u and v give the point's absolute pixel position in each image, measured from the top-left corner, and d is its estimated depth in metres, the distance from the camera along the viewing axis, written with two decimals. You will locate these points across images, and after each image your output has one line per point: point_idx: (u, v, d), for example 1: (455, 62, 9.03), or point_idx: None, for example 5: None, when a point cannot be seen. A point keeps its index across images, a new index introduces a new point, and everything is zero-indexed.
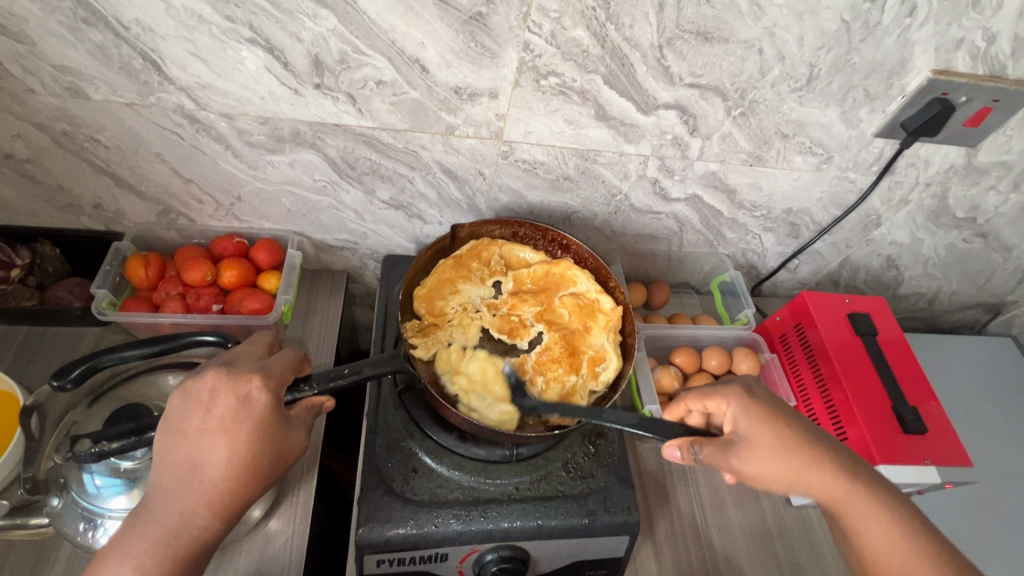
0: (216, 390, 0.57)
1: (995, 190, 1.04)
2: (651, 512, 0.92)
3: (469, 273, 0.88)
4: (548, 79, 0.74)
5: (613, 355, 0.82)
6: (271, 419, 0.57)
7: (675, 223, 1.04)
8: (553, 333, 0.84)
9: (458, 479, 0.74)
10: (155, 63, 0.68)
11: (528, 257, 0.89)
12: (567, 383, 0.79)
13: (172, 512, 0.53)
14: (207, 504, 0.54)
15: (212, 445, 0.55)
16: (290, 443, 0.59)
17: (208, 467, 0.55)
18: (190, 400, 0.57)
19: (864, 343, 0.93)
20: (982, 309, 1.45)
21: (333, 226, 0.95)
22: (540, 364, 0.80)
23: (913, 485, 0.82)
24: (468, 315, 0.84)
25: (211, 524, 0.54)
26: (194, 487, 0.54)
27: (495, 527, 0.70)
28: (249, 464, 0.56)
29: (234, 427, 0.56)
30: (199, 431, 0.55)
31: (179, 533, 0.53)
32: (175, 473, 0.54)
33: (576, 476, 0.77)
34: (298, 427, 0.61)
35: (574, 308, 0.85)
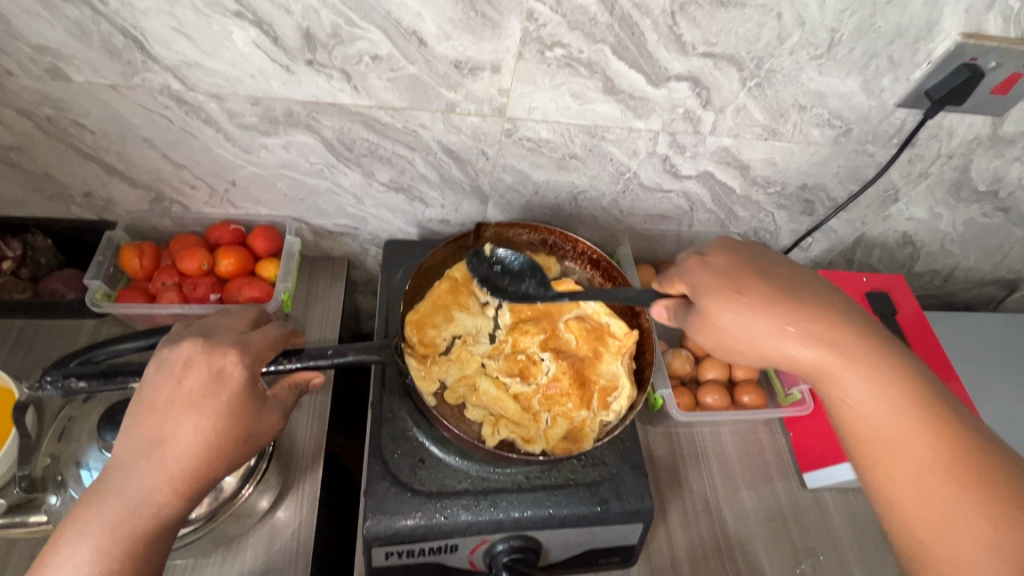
0: (187, 358, 0.55)
1: (1019, 161, 1.00)
2: (664, 498, 0.90)
3: (466, 301, 0.80)
4: (553, 51, 0.70)
5: (626, 382, 0.74)
6: (245, 396, 0.55)
7: (686, 202, 1.01)
8: (559, 362, 0.76)
9: (466, 469, 0.72)
10: (137, 41, 0.64)
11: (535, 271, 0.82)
12: (577, 418, 0.72)
13: (131, 487, 0.50)
14: (169, 481, 0.51)
15: (179, 419, 0.52)
16: (262, 424, 0.57)
17: (173, 442, 0.52)
18: (163, 370, 0.54)
19: (883, 323, 0.90)
20: (999, 286, 1.42)
21: (332, 211, 0.92)
22: (548, 399, 0.73)
23: None
24: (467, 348, 0.77)
25: (172, 501, 0.51)
26: (157, 463, 0.51)
27: (502, 515, 0.69)
28: (216, 441, 0.53)
29: (203, 402, 0.53)
30: (168, 404, 0.53)
31: (137, 508, 0.50)
32: (138, 447, 0.51)
33: (587, 463, 0.75)
34: (272, 410, 0.58)
35: (581, 334, 0.78)
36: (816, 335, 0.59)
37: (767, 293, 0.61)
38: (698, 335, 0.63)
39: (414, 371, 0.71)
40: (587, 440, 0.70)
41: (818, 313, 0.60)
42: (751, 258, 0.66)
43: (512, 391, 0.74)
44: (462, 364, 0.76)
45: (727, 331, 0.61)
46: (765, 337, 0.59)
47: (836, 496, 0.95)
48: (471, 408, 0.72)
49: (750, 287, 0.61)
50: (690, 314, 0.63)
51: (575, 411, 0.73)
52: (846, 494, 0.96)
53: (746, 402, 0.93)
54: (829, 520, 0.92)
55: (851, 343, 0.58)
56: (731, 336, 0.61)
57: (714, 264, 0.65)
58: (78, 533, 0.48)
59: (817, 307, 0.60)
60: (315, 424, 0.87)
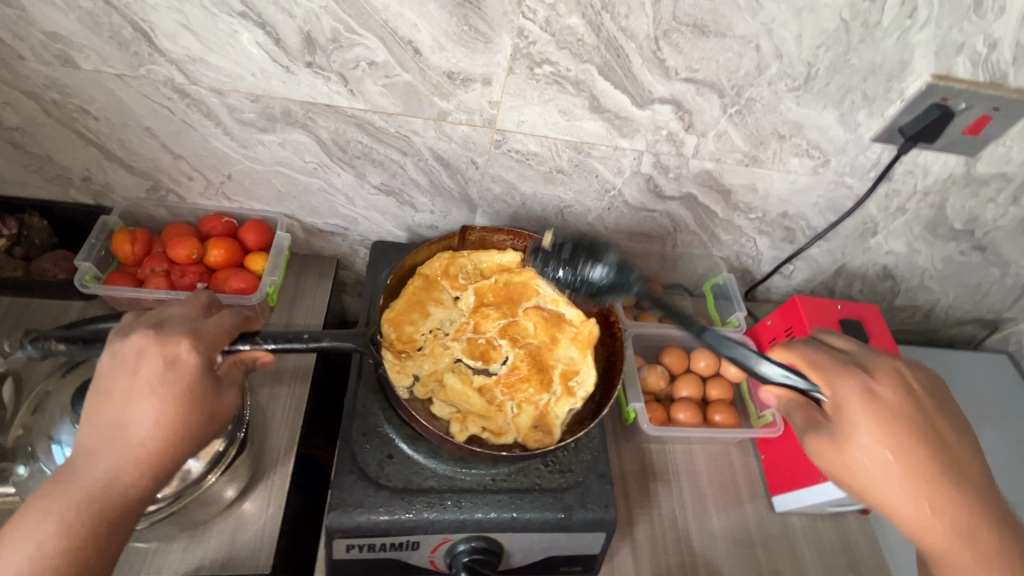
0: (140, 349, 0.55)
1: (994, 202, 1.03)
2: (632, 513, 0.91)
3: (438, 295, 0.80)
4: (542, 68, 0.74)
5: (586, 368, 0.75)
6: (201, 382, 0.56)
7: (669, 222, 1.03)
8: (518, 350, 0.77)
9: (434, 467, 0.73)
10: (145, 34, 0.68)
11: (500, 262, 0.83)
12: (540, 404, 0.73)
13: (95, 470, 0.51)
14: (133, 462, 0.52)
15: (138, 405, 0.53)
16: (222, 404, 0.58)
17: (133, 427, 0.53)
18: (117, 360, 0.55)
19: None
20: (980, 325, 1.44)
21: (324, 211, 0.95)
22: (510, 386, 0.73)
23: None
24: (439, 342, 0.77)
25: (137, 480, 0.52)
26: (119, 447, 0.52)
27: (466, 515, 0.69)
28: (177, 423, 0.54)
29: (160, 389, 0.54)
30: (125, 393, 0.54)
31: (101, 489, 0.51)
32: (99, 434, 0.53)
33: (554, 470, 0.76)
34: (231, 389, 0.59)
35: (540, 320, 0.79)
36: (906, 469, 0.58)
37: (895, 422, 0.60)
38: (817, 457, 0.63)
39: (386, 366, 0.71)
40: (554, 429, 0.71)
41: (927, 452, 0.59)
42: (919, 398, 0.64)
43: (477, 383, 0.74)
44: (435, 358, 0.75)
45: (859, 474, 0.60)
46: (871, 473, 0.59)
47: (803, 521, 0.96)
48: (438, 401, 0.71)
49: (924, 462, 0.59)
50: (827, 432, 0.62)
51: (537, 396, 0.74)
52: (814, 519, 0.96)
53: (718, 422, 0.94)
54: (796, 546, 0.93)
55: (938, 490, 0.58)
56: (850, 468, 0.61)
57: (878, 400, 0.62)
58: (41, 513, 0.49)
59: (927, 443, 0.60)
60: (291, 418, 0.88)
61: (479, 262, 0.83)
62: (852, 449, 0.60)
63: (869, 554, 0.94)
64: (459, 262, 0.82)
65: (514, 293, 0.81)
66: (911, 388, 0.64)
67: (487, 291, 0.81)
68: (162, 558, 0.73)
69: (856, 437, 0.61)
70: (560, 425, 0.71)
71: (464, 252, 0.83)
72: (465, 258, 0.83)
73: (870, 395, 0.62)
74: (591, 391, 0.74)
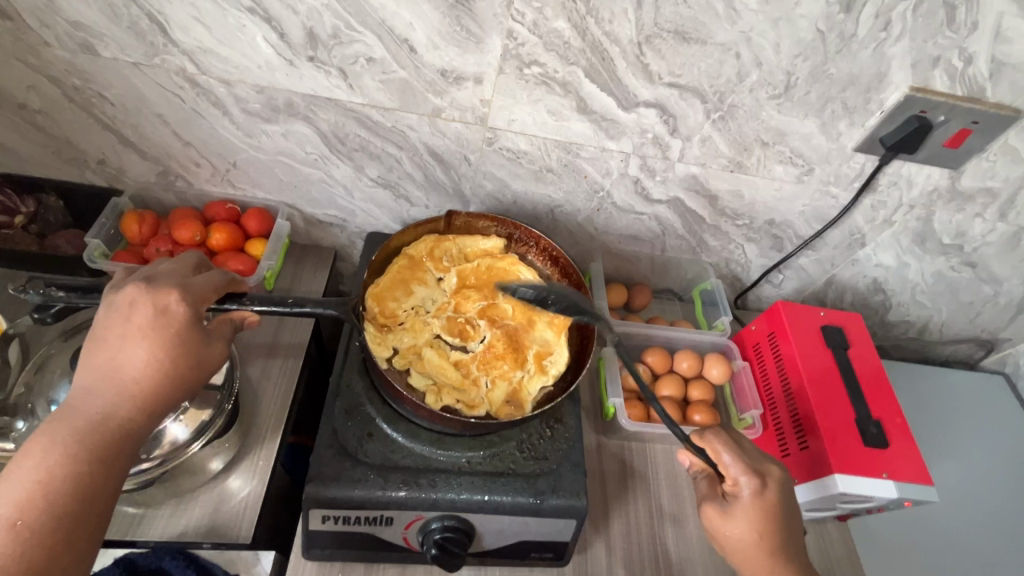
0: (132, 299, 0.59)
1: (981, 217, 1.04)
2: (608, 507, 0.92)
3: (423, 276, 0.84)
4: (531, 68, 0.78)
5: (560, 348, 0.79)
6: (190, 330, 0.60)
7: (657, 225, 1.06)
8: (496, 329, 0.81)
9: (411, 447, 0.75)
10: (161, 25, 0.73)
11: (484, 248, 0.88)
12: (514, 380, 0.76)
13: (94, 405, 0.55)
14: (130, 399, 0.57)
15: (131, 349, 0.57)
16: (210, 353, 0.62)
17: (128, 367, 0.57)
18: (112, 309, 0.59)
19: (836, 356, 0.93)
20: (975, 344, 1.43)
21: (323, 201, 0.99)
22: (485, 362, 0.76)
23: (868, 498, 0.81)
24: (420, 318, 0.80)
25: (133, 413, 0.57)
26: (116, 385, 0.56)
27: (439, 493, 0.71)
28: (169, 366, 0.58)
29: (152, 334, 0.58)
30: (119, 337, 0.58)
31: (99, 421, 0.55)
32: (97, 374, 0.57)
33: (528, 456, 0.78)
34: (218, 340, 0.63)
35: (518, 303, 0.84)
36: None
37: None
38: (706, 514, 0.72)
39: (367, 336, 0.74)
40: (525, 404, 0.75)
41: None
42: (787, 528, 0.69)
43: (453, 358, 0.77)
44: (415, 333, 0.79)
45: (728, 541, 0.70)
46: None
47: None
48: (414, 373, 0.75)
49: (776, 533, 0.68)
50: (718, 506, 0.70)
51: (511, 373, 0.77)
52: None
53: (698, 421, 0.95)
54: None
55: None
56: (726, 537, 0.70)
57: (763, 505, 0.68)
58: (44, 443, 0.53)
59: None
60: (280, 397, 0.90)
61: (464, 246, 0.88)
62: (729, 524, 0.69)
63: (845, 562, 0.94)
64: (445, 245, 0.87)
65: (496, 276, 0.86)
66: (776, 515, 0.69)
67: (470, 273, 0.85)
68: (148, 523, 0.76)
69: (734, 523, 0.69)
70: (531, 400, 0.75)
71: (450, 236, 0.88)
72: (451, 243, 0.88)
73: (758, 498, 0.69)
74: (563, 370, 0.78)
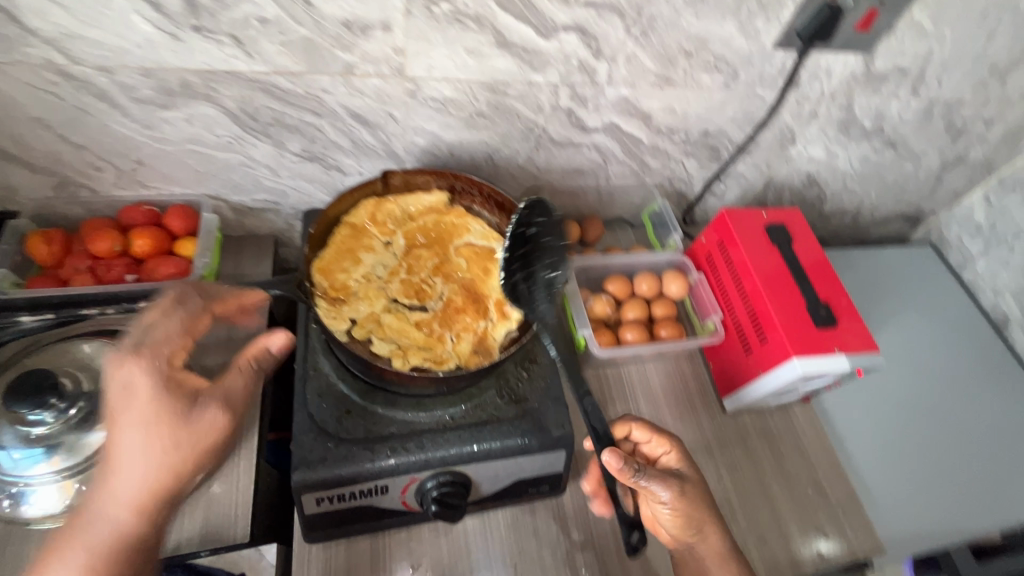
0: (117, 389, 0.56)
1: (896, 97, 1.09)
2: (595, 434, 0.95)
3: (369, 242, 0.82)
4: (439, 6, 0.73)
5: None
6: (166, 411, 0.56)
7: (598, 155, 1.05)
8: (452, 284, 0.81)
9: (392, 415, 0.74)
10: (10, 13, 0.64)
11: (426, 204, 0.87)
12: (478, 330, 0.77)
13: (97, 516, 0.54)
14: (129, 501, 0.54)
15: (120, 450, 0.55)
16: (200, 426, 0.58)
17: (120, 471, 0.55)
18: (87, 408, 0.56)
19: (780, 251, 0.97)
20: (904, 220, 1.53)
21: (249, 186, 0.93)
22: (447, 318, 0.78)
23: (824, 375, 0.87)
24: (373, 286, 0.79)
25: (138, 512, 0.55)
26: (113, 494, 0.54)
27: (430, 452, 0.72)
28: (160, 455, 0.55)
29: (133, 428, 0.55)
30: (106, 438, 0.55)
31: (109, 533, 0.54)
32: (97, 492, 0.55)
33: (509, 400, 0.79)
34: (206, 408, 0.59)
35: (471, 255, 0.84)
36: None
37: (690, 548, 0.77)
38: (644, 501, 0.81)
39: (321, 313, 0.73)
40: (494, 350, 0.76)
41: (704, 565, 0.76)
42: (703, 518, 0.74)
43: (415, 319, 0.77)
44: (371, 301, 0.78)
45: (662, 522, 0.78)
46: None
47: (753, 418, 1.03)
48: (377, 340, 0.74)
49: (691, 524, 0.74)
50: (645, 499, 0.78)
51: (475, 324, 0.78)
52: (762, 414, 1.04)
53: (663, 336, 0.99)
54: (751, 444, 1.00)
55: None
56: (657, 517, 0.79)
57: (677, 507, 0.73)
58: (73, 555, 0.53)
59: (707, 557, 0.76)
60: None
61: (406, 206, 0.86)
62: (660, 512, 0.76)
63: (813, 437, 1.02)
64: (387, 207, 0.85)
65: (444, 232, 0.85)
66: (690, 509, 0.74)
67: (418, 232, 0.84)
68: None
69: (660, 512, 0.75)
70: (499, 345, 0.76)
71: (390, 197, 0.86)
72: (392, 204, 0.86)
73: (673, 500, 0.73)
74: (525, 313, 0.79)
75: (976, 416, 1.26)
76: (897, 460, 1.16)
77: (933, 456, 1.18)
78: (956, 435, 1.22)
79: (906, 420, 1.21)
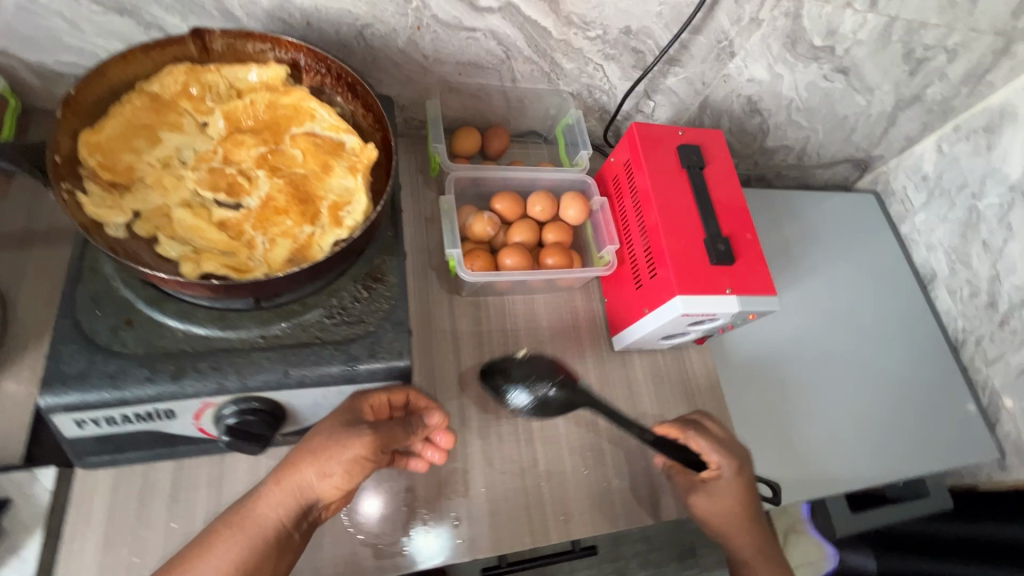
0: (422, 425, 0.71)
1: (851, 7, 0.94)
2: (462, 367, 0.86)
3: (174, 121, 0.67)
4: None
5: (358, 195, 0.67)
6: (389, 430, 0.65)
7: (498, 46, 0.89)
8: (277, 180, 0.67)
9: (185, 330, 0.62)
10: None
11: (251, 81, 0.70)
12: (300, 237, 0.64)
13: (262, 507, 0.59)
14: (291, 502, 0.60)
15: (305, 465, 0.60)
16: (394, 435, 0.66)
17: (308, 477, 0.60)
18: (335, 429, 0.62)
19: (689, 176, 0.86)
20: (851, 165, 1.42)
21: (43, 42, 0.74)
22: (262, 220, 0.64)
23: (712, 316, 0.78)
24: (171, 173, 0.64)
25: (282, 515, 0.59)
26: (294, 495, 0.60)
27: (225, 373, 0.61)
28: (358, 466, 0.61)
29: (345, 436, 0.61)
30: (302, 450, 0.61)
31: (267, 525, 0.59)
32: (276, 496, 0.60)
33: (339, 321, 0.67)
34: (399, 428, 0.67)
35: (307, 148, 0.69)
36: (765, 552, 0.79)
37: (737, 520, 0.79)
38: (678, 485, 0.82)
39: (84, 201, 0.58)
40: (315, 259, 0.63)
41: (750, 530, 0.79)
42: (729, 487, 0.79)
43: (219, 217, 0.63)
44: (165, 192, 0.63)
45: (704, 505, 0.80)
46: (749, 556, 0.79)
47: (643, 360, 0.95)
48: (163, 239, 0.60)
49: (743, 492, 0.79)
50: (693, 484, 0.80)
51: (298, 230, 0.65)
52: (653, 355, 0.97)
53: (550, 265, 0.87)
54: (636, 386, 0.93)
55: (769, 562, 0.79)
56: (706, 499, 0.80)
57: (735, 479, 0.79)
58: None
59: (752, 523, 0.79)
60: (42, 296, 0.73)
61: (229, 81, 0.70)
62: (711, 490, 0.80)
63: (704, 382, 0.96)
64: (202, 79, 0.69)
65: (276, 117, 0.70)
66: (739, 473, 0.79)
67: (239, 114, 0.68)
68: None
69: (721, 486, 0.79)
70: (323, 254, 0.63)
71: (209, 68, 0.69)
72: (211, 77, 0.69)
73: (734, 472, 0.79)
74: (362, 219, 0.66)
75: (892, 368, 1.23)
76: (786, 413, 1.11)
77: (841, 413, 1.14)
78: (855, 397, 1.16)
79: (802, 372, 1.15)
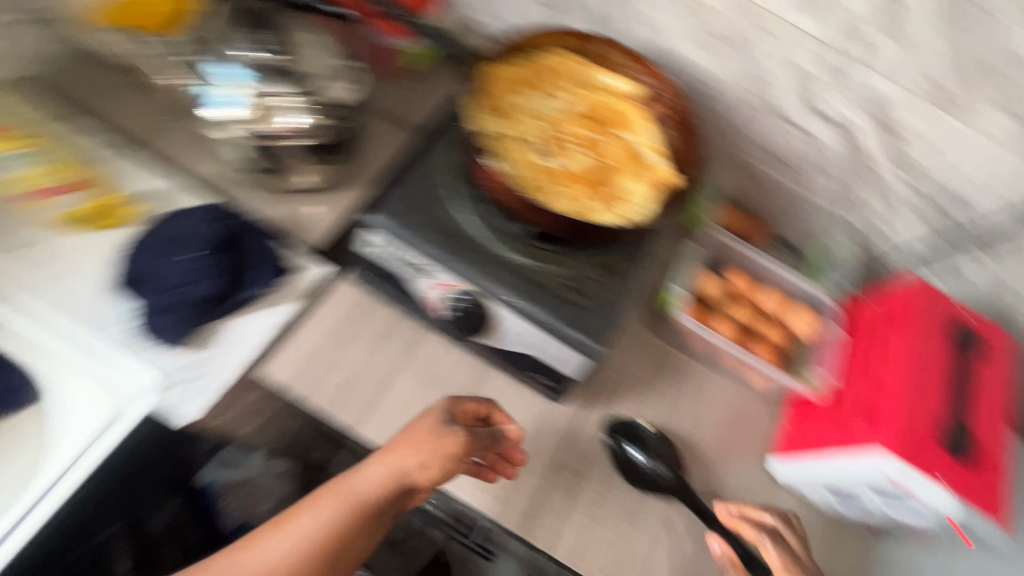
0: (501, 432, 0.76)
1: None
2: (620, 395, 0.88)
3: (541, 83, 0.83)
4: None
5: (644, 200, 0.75)
6: (468, 437, 0.71)
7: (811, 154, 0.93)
8: (590, 159, 0.78)
9: (466, 224, 0.76)
10: None
11: (609, 81, 0.84)
12: (586, 205, 0.73)
13: (360, 478, 0.70)
14: (384, 479, 0.70)
15: (394, 453, 0.70)
16: (472, 438, 0.71)
17: (389, 457, 0.70)
18: (420, 425, 0.71)
19: (951, 355, 0.78)
20: None
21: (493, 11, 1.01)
22: (565, 179, 0.75)
23: (910, 496, 0.70)
24: (523, 117, 0.80)
25: (378, 491, 0.70)
26: (386, 475, 0.70)
27: (476, 264, 0.73)
28: (436, 458, 0.69)
29: (434, 440, 0.69)
30: (394, 440, 0.71)
31: (363, 494, 0.69)
32: (368, 474, 0.70)
33: (569, 286, 0.75)
34: (478, 431, 0.73)
35: (624, 147, 0.80)
36: None
37: None
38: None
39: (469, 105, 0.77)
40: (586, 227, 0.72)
41: None
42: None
43: (538, 162, 0.76)
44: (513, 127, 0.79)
45: None
46: None
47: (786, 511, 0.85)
48: (495, 155, 0.75)
49: None
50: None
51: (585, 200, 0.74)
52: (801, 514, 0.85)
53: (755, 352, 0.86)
54: None
55: None
56: None
57: None
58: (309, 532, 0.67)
59: None
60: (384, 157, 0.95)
61: (593, 75, 0.85)
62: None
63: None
64: (575, 66, 0.85)
65: (612, 115, 0.82)
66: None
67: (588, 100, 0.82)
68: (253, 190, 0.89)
69: None
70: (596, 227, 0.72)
71: (584, 61, 0.85)
72: (581, 66, 0.85)
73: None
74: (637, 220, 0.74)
75: None
76: None
77: None
78: None
79: None
